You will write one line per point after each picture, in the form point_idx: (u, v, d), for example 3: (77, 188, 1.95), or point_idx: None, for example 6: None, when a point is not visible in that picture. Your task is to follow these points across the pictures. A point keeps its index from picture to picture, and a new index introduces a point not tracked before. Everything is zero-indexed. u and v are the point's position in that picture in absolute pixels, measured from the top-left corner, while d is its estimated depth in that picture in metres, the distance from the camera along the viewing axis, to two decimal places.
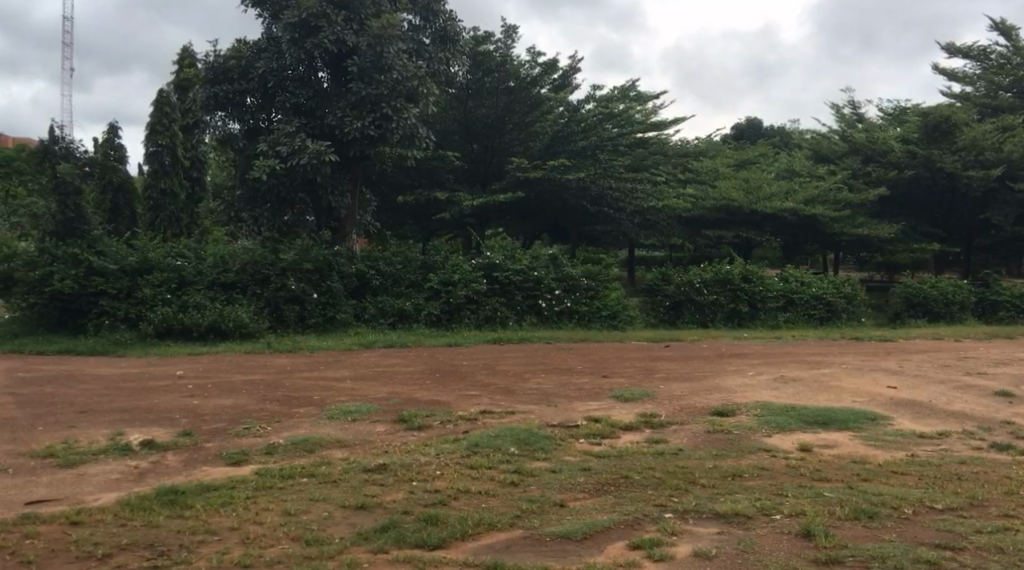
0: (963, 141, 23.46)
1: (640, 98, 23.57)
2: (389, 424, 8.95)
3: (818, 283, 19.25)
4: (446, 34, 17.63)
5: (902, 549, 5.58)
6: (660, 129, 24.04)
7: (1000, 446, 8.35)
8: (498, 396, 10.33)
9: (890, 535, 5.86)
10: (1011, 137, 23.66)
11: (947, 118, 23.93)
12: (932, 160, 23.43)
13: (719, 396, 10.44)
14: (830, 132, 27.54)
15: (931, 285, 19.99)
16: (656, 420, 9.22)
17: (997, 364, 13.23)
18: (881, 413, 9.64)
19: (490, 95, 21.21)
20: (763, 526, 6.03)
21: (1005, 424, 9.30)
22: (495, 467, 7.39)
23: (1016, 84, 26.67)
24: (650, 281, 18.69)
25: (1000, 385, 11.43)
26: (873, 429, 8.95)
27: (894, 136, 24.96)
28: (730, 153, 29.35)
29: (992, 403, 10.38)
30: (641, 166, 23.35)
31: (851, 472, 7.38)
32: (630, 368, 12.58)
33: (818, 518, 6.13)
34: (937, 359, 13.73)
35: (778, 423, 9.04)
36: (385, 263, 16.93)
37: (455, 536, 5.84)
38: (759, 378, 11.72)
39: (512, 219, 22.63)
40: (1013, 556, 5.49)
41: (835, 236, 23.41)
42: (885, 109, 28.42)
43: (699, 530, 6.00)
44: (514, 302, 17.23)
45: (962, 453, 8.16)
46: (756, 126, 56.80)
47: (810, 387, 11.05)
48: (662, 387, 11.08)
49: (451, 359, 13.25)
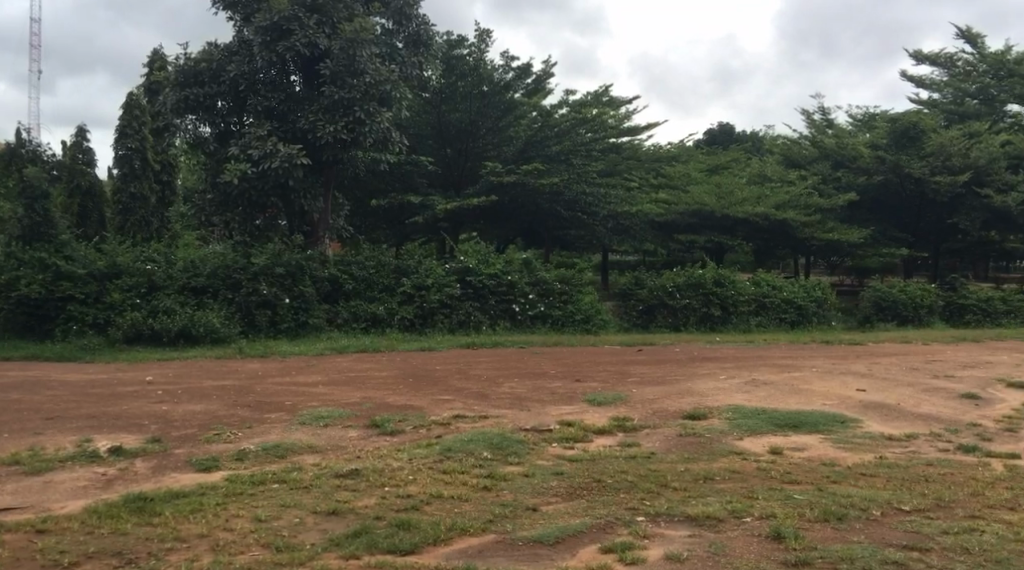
0: (931, 148, 23.65)
1: (613, 103, 23.81)
2: (361, 428, 8.92)
3: (789, 287, 19.48)
4: (419, 38, 17.61)
5: (869, 550, 5.64)
6: (633, 135, 24.18)
7: (966, 448, 8.46)
8: (471, 401, 10.33)
9: (858, 536, 5.93)
10: (976, 143, 24.01)
11: (915, 124, 24.46)
12: (900, 165, 23.69)
13: (692, 400, 10.51)
14: (800, 137, 27.82)
15: (899, 289, 20.23)
16: (629, 423, 9.25)
17: (964, 368, 13.40)
18: (850, 416, 9.73)
19: (463, 100, 21.23)
20: (734, 528, 6.07)
21: (972, 426, 9.44)
22: (468, 472, 7.38)
23: (982, 91, 26.92)
24: (623, 285, 18.76)
25: (966, 388, 11.61)
26: (843, 431, 9.03)
27: (863, 141, 25.23)
28: (702, 157, 29.59)
29: (958, 405, 10.54)
30: (615, 171, 23.47)
31: (820, 475, 7.45)
32: (604, 372, 12.62)
33: (788, 520, 6.19)
34: (906, 363, 13.88)
35: (750, 426, 9.11)
36: (358, 267, 16.90)
37: (428, 542, 5.82)
38: (731, 382, 11.80)
39: (486, 224, 22.64)
40: (978, 556, 5.57)
41: (806, 241, 23.59)
42: (854, 115, 28.73)
43: (671, 533, 6.03)
44: (488, 306, 17.21)
45: (929, 455, 8.25)
46: (727, 131, 57.42)
47: (780, 390, 11.15)
48: (635, 390, 11.15)
49: (425, 364, 13.22)
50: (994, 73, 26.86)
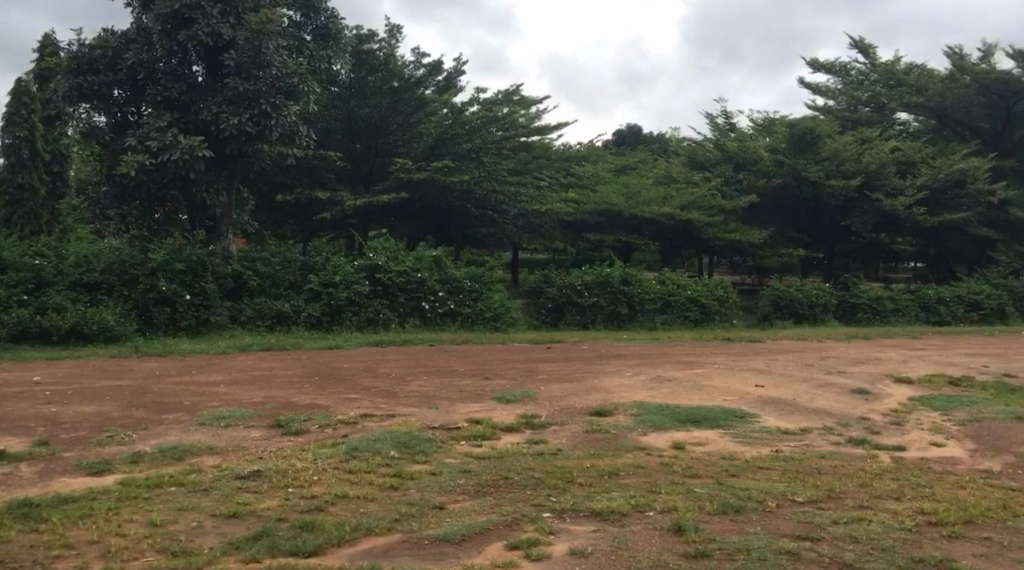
0: (825, 152, 24.66)
1: (524, 102, 24.03)
2: (264, 429, 8.73)
3: (693, 286, 19.92)
4: (328, 32, 17.35)
5: (765, 541, 5.82)
6: (543, 134, 24.34)
7: (855, 441, 8.81)
8: (378, 399, 10.23)
9: (754, 528, 6.11)
10: (867, 149, 25.07)
11: (811, 130, 25.07)
12: (798, 169, 24.50)
13: (598, 396, 10.65)
14: (705, 140, 28.52)
15: (797, 288, 20.93)
16: (536, 421, 9.31)
17: (855, 364, 13.97)
18: (749, 411, 10.02)
19: (373, 95, 21.00)
20: (637, 523, 6.18)
21: (861, 420, 9.85)
22: (374, 471, 7.31)
23: (873, 99, 27.87)
24: (533, 283, 18.87)
25: (857, 383, 12.11)
26: (742, 426, 9.29)
27: (763, 145, 26.00)
28: (610, 158, 30.05)
29: (849, 400, 10.98)
30: (525, 169, 23.61)
31: (721, 468, 7.65)
32: (511, 370, 12.68)
33: (689, 513, 6.33)
34: (801, 359, 14.38)
35: (653, 422, 9.28)
36: (263, 264, 16.56)
37: (332, 543, 5.74)
38: (636, 378, 12.01)
39: (395, 220, 22.48)
40: (865, 544, 5.81)
41: (709, 241, 24.16)
42: (755, 119, 29.54)
43: (576, 529, 6.09)
44: (397, 303, 17.07)
45: (822, 448, 8.56)
46: (635, 132, 58.44)
47: (683, 387, 11.41)
48: (542, 388, 11.22)
49: (331, 362, 13.03)
50: (884, 82, 27.97)
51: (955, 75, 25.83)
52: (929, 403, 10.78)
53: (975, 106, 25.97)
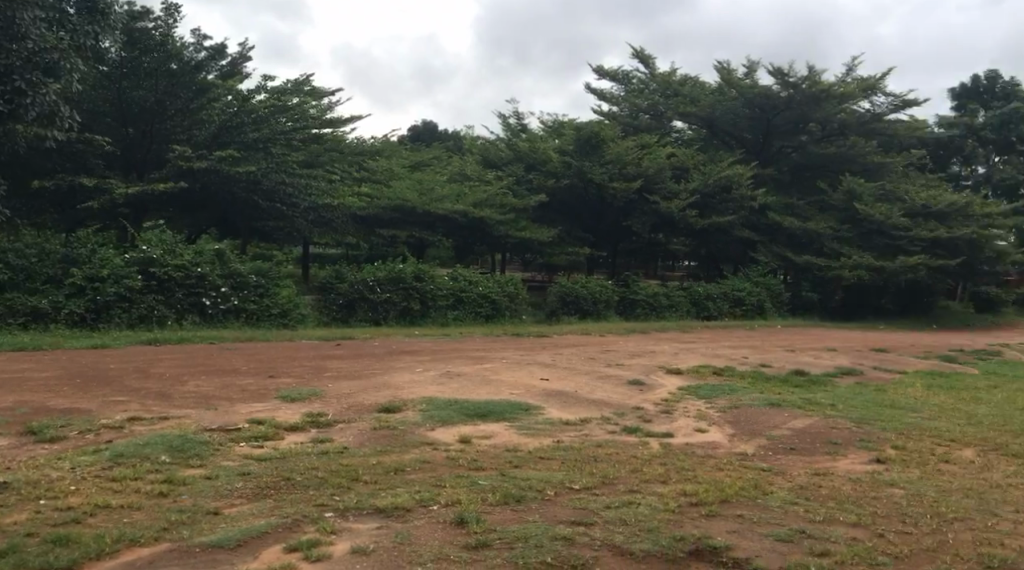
0: (609, 155, 25.65)
1: (315, 93, 23.53)
2: (15, 436, 7.98)
3: (484, 282, 20.24)
4: (95, 6, 16.12)
5: (542, 529, 6.00)
6: (334, 126, 23.87)
7: (630, 430, 9.29)
8: (150, 401, 9.63)
9: (533, 516, 6.28)
10: (646, 154, 26.46)
11: (595, 134, 26.21)
12: (584, 172, 25.46)
13: (386, 393, 10.58)
14: (496, 139, 29.08)
15: (582, 284, 21.78)
16: (321, 419, 9.10)
17: (633, 357, 14.75)
18: (533, 404, 10.31)
19: (147, 77, 19.65)
20: (420, 517, 6.19)
21: (637, 409, 10.39)
22: (141, 478, 6.86)
23: (652, 107, 29.32)
24: (323, 278, 18.48)
25: (634, 374, 12.79)
26: (526, 419, 9.54)
27: (552, 146, 26.76)
28: (404, 153, 29.99)
29: (627, 391, 11.57)
30: (315, 162, 23.10)
31: (503, 460, 7.81)
32: (298, 367, 12.35)
33: (471, 505, 6.41)
34: (585, 353, 15.00)
35: (440, 417, 9.34)
36: (17, 255, 15.15)
37: (90, 556, 5.34)
38: (426, 374, 12.05)
39: (174, 211, 21.37)
40: (635, 527, 6.12)
41: (500, 238, 24.64)
42: (545, 121, 30.39)
43: (358, 527, 6.01)
44: (173, 299, 16.17)
45: (599, 438, 8.95)
46: (431, 128, 58.70)
47: (472, 382, 11.57)
48: (329, 385, 11.00)
49: (100, 362, 12.14)
50: (662, 92, 29.55)
51: (724, 89, 28.14)
52: (696, 392, 11.57)
53: (741, 118, 28.13)
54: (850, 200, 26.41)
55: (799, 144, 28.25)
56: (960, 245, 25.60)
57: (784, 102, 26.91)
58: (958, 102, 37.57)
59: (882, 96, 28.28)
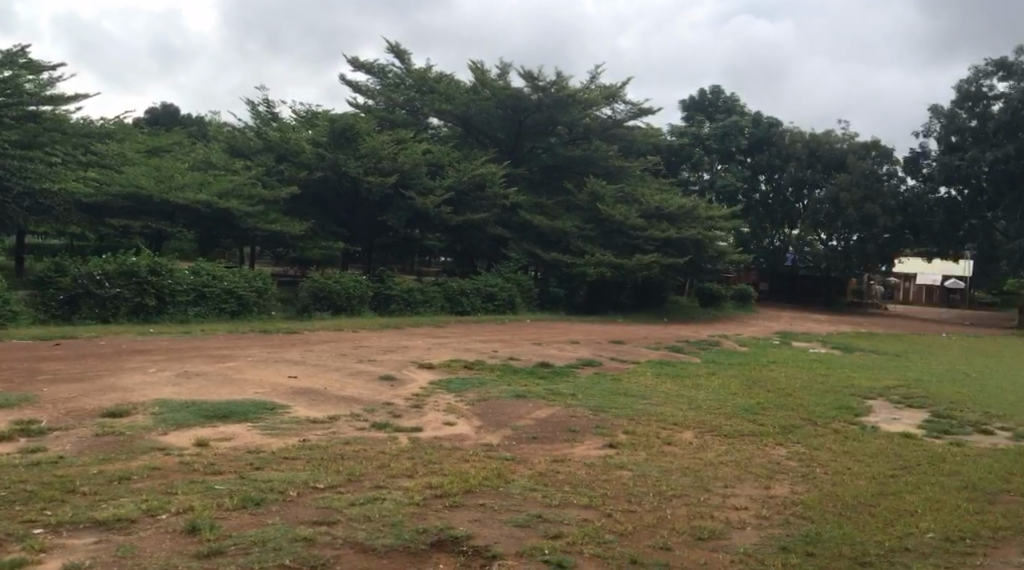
0: (365, 149, 25.13)
1: (32, 67, 21.38)
2: None
3: (229, 277, 19.32)
4: None
5: (281, 531, 5.79)
6: (55, 105, 21.77)
7: (379, 426, 9.20)
8: None
9: (272, 519, 6.04)
10: (403, 149, 26.01)
11: (351, 126, 25.49)
12: (338, 164, 24.92)
13: (114, 396, 9.77)
14: (244, 127, 27.85)
15: (334, 279, 21.37)
16: (35, 427, 8.25)
17: (385, 352, 14.68)
18: (279, 403, 9.95)
19: None
20: (146, 528, 5.76)
21: (386, 405, 10.33)
22: None
23: (407, 103, 29.20)
24: (42, 272, 16.82)
25: (384, 370, 12.72)
26: (270, 418, 9.18)
27: (305, 137, 25.77)
28: (141, 138, 27.99)
29: (376, 386, 11.48)
30: (33, 143, 21.00)
31: (243, 462, 7.46)
32: (9, 371, 11.12)
33: (205, 511, 6.06)
34: (335, 349, 14.73)
35: (175, 420, 8.78)
36: None
37: None
38: (161, 375, 11.28)
39: None
40: (378, 522, 6.06)
41: (248, 231, 23.62)
42: (298, 111, 29.34)
43: (74, 543, 5.49)
44: None
45: (346, 435, 8.80)
46: (171, 112, 55.24)
47: (212, 381, 10.97)
48: (46, 390, 10.00)
49: None
50: (417, 88, 29.27)
51: (478, 88, 28.42)
52: (446, 386, 11.68)
53: (494, 118, 28.77)
54: (593, 201, 27.89)
55: (547, 146, 29.45)
56: (688, 245, 27.82)
57: (534, 104, 27.81)
58: (687, 114, 41.05)
59: (622, 104, 30.09)
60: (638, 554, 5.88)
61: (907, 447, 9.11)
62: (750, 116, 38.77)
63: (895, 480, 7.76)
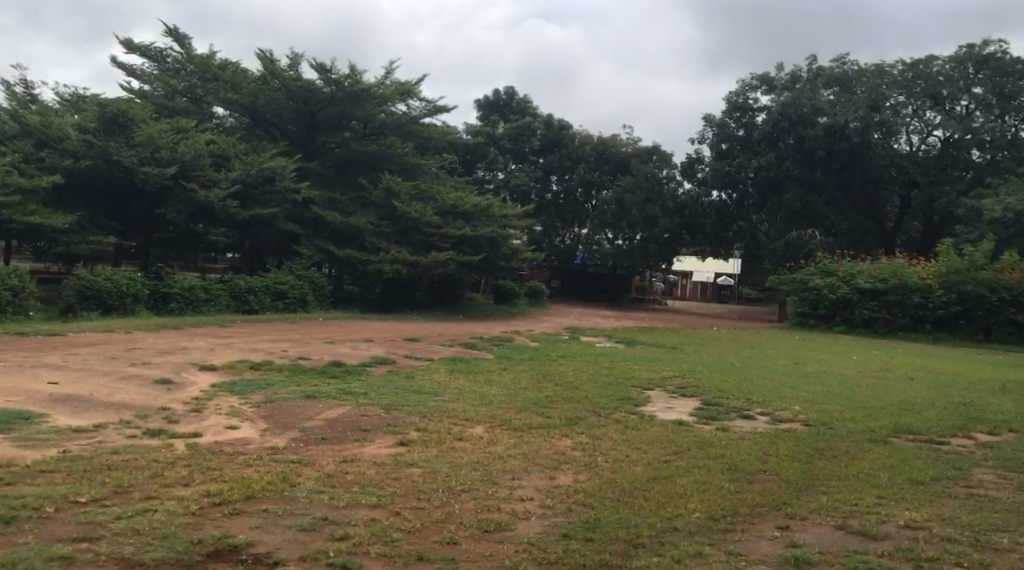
0: (140, 137, 23.45)
1: None
2: None
3: None
4: None
5: (36, 551, 5.33)
6: None
7: (152, 433, 8.65)
8: None
9: (26, 538, 5.54)
10: (183, 139, 24.55)
11: (122, 112, 23.67)
12: (109, 152, 23.10)
13: None
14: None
15: (104, 277, 19.92)
16: None
17: (161, 354, 13.84)
18: (36, 412, 9.13)
19: None
20: None
21: (161, 410, 9.73)
22: None
23: (188, 89, 27.69)
24: None
25: (160, 373, 11.99)
26: (25, 429, 8.40)
27: (70, 123, 23.80)
28: None
29: (151, 391, 10.79)
30: None
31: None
32: None
33: None
34: (105, 352, 13.72)
35: None
36: None
37: None
38: None
39: None
40: (147, 535, 5.70)
41: (4, 223, 21.53)
42: (61, 94, 27.14)
43: None
44: None
45: (114, 444, 8.20)
46: None
47: None
48: None
49: None
50: (199, 75, 27.72)
51: (266, 79, 27.14)
52: (229, 388, 11.17)
53: (284, 110, 27.59)
54: (388, 197, 27.68)
55: (342, 141, 28.90)
56: (483, 243, 28.23)
57: (326, 97, 27.10)
58: (482, 114, 41.78)
59: (416, 100, 30.12)
60: (425, 551, 5.87)
61: (680, 434, 9.69)
62: (542, 118, 40.05)
63: (667, 465, 8.23)
